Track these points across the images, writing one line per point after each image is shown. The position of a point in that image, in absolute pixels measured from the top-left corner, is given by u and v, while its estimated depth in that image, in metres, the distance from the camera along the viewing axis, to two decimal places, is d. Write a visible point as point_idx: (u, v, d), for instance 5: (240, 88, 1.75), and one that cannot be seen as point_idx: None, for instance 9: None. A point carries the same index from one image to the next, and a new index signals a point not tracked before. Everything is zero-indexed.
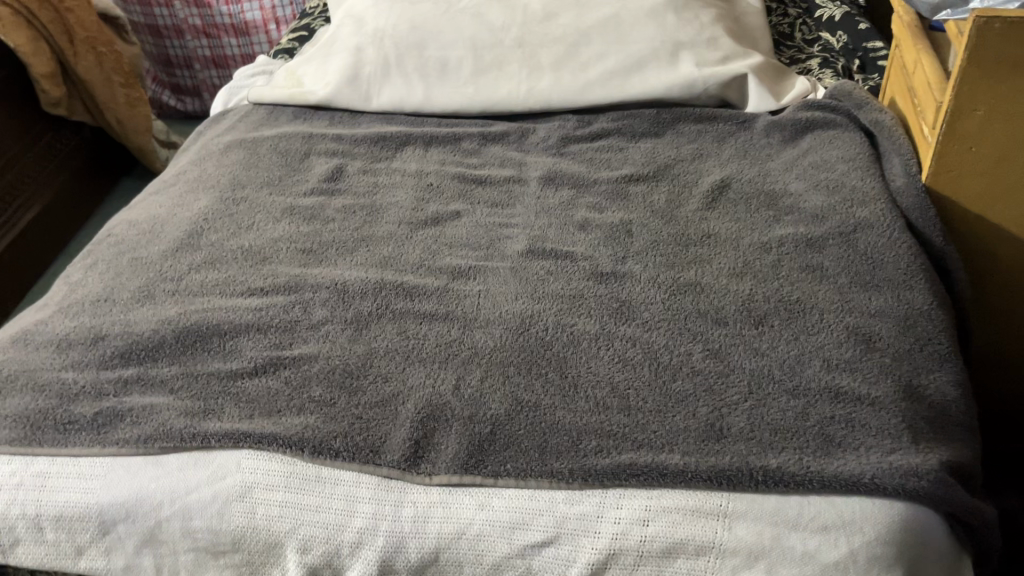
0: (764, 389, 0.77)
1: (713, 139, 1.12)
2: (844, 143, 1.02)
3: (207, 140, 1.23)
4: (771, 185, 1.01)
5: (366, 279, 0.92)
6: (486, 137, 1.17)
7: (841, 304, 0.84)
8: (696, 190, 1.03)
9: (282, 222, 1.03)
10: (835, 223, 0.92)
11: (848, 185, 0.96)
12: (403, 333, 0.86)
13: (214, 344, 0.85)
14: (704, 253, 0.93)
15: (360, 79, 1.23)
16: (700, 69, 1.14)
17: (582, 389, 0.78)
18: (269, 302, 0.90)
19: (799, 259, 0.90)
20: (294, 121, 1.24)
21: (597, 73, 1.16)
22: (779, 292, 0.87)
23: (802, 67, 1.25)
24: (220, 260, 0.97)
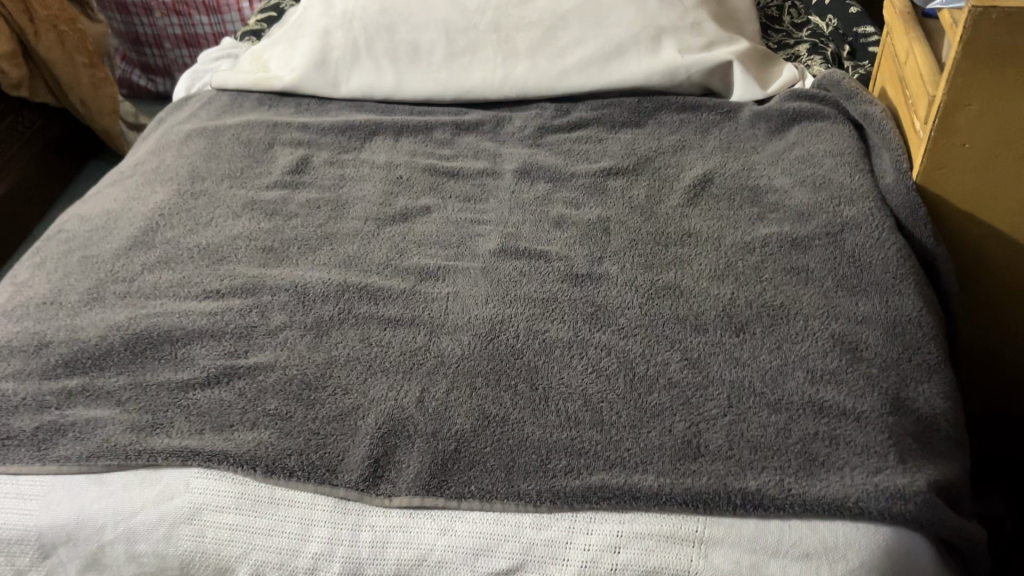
0: (745, 402, 0.73)
1: (696, 130, 1.07)
2: (832, 135, 0.98)
3: (167, 127, 1.17)
4: (755, 181, 0.97)
5: (328, 281, 0.87)
6: (459, 126, 1.12)
7: (826, 309, 0.80)
8: (677, 185, 0.98)
9: (242, 218, 0.97)
10: (822, 221, 0.88)
11: (836, 181, 0.91)
12: (366, 340, 0.81)
13: (164, 352, 0.81)
14: (684, 254, 0.89)
15: (328, 64, 1.17)
16: (683, 56, 1.09)
17: (553, 402, 0.74)
18: (225, 305, 0.85)
19: (783, 260, 0.86)
20: (259, 108, 1.18)
21: (575, 59, 1.11)
22: (762, 296, 0.82)
23: (790, 54, 1.19)
24: (175, 259, 0.92)
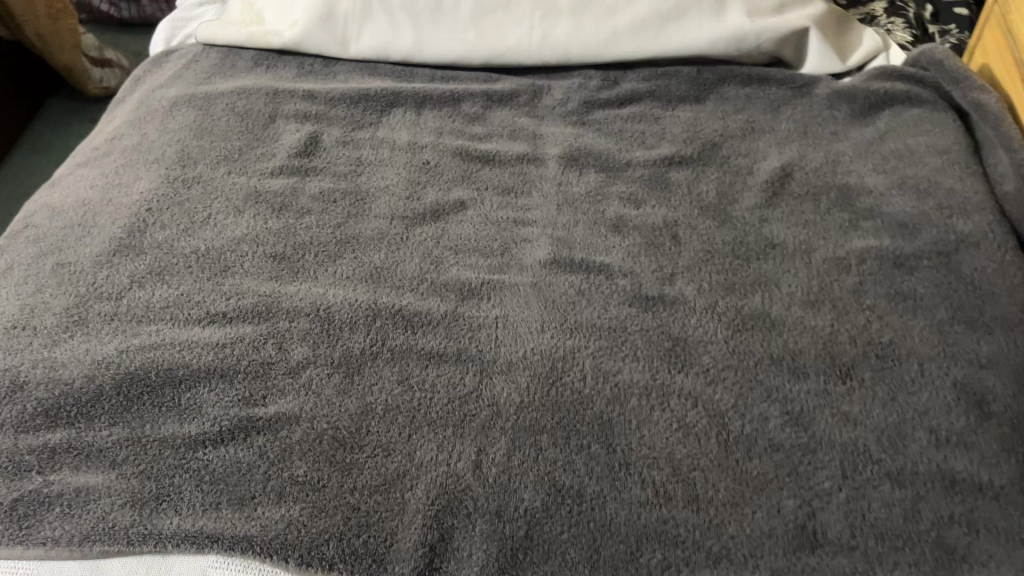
0: (862, 473, 0.62)
1: (766, 109, 0.93)
2: (932, 125, 0.84)
3: (147, 91, 1.00)
4: (843, 178, 0.84)
5: (355, 302, 0.74)
6: (491, 98, 0.97)
7: (943, 349, 0.69)
8: (752, 180, 0.85)
9: (246, 214, 0.83)
10: (931, 237, 0.76)
11: (944, 186, 0.79)
12: (405, 381, 0.69)
13: (165, 398, 0.67)
14: (770, 271, 0.77)
15: (335, 18, 1.00)
16: (752, 20, 0.94)
17: (635, 469, 0.63)
18: (235, 334, 0.72)
19: (886, 284, 0.74)
20: (255, 68, 1.01)
21: (626, 21, 0.96)
22: (865, 330, 0.71)
23: (864, 12, 1.05)
24: (169, 269, 0.78)
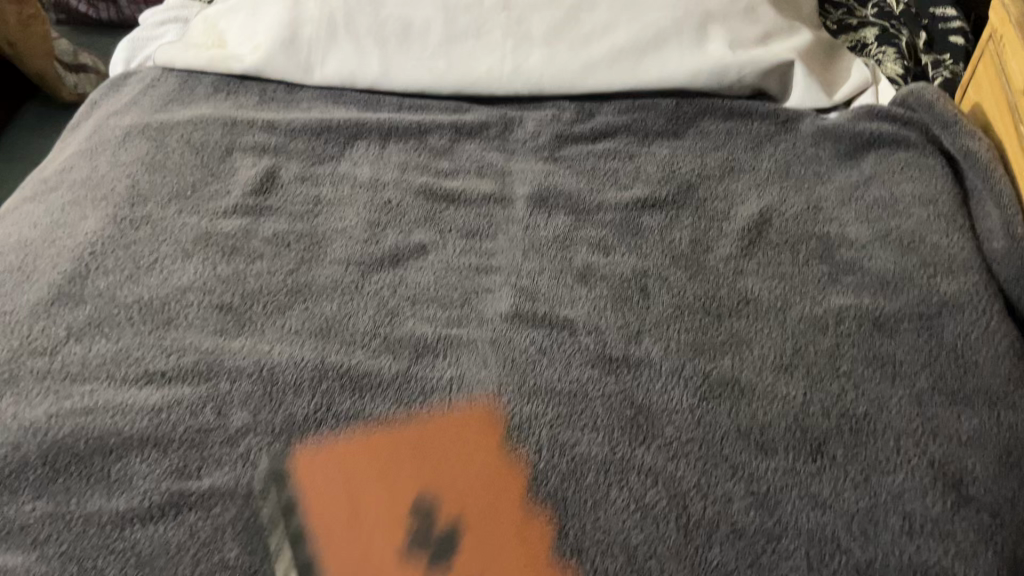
0: (829, 565, 0.58)
1: (747, 146, 0.88)
2: (920, 171, 0.80)
3: (101, 118, 0.95)
4: (825, 226, 0.79)
5: (300, 361, 0.70)
6: (460, 130, 0.92)
7: (921, 424, 0.65)
8: (728, 226, 0.81)
9: (194, 259, 0.79)
10: (912, 297, 0.71)
11: (929, 241, 0.74)
12: (349, 453, 0.65)
13: (94, 469, 0.64)
14: (742, 330, 0.72)
15: (299, 44, 0.95)
16: (733, 52, 0.89)
17: (588, 558, 0.59)
18: (173, 398, 0.68)
19: (864, 347, 0.70)
20: (215, 95, 0.97)
21: (602, 52, 0.91)
22: (840, 400, 0.67)
23: (854, 39, 1.00)
24: (109, 321, 0.74)
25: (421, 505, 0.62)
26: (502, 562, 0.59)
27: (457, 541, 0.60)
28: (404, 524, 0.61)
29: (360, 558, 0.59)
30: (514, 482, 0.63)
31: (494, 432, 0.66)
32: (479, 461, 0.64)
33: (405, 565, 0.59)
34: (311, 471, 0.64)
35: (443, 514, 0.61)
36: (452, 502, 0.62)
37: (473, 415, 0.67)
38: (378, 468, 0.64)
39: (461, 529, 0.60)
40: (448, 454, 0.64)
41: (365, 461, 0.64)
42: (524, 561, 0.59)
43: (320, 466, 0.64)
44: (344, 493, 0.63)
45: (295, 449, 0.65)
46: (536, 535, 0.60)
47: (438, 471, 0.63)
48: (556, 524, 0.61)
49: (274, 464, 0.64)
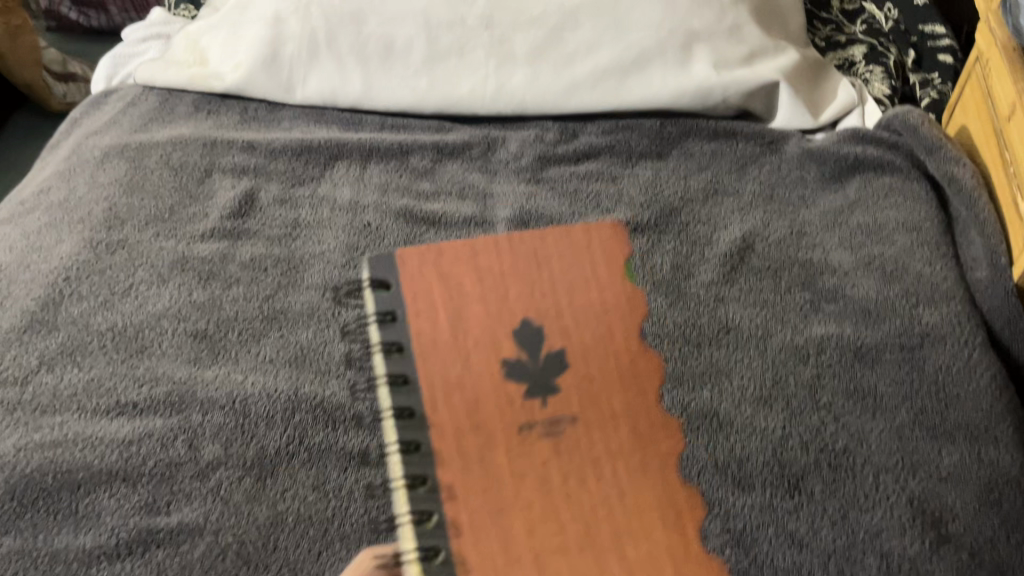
0: None
1: (732, 168, 0.87)
2: (904, 198, 0.79)
3: (80, 138, 0.95)
4: (808, 252, 0.78)
5: (272, 392, 0.69)
6: (442, 150, 0.91)
7: (901, 459, 0.64)
8: (710, 251, 0.80)
9: (169, 284, 0.78)
10: (895, 328, 0.70)
11: (912, 271, 0.73)
12: (320, 488, 0.64)
13: (62, 504, 0.64)
14: (722, 360, 0.71)
15: (279, 62, 0.94)
16: (719, 73, 0.88)
17: None
18: (144, 430, 0.67)
19: (845, 378, 0.69)
20: (196, 115, 0.96)
21: (586, 71, 0.90)
22: (820, 433, 0.66)
23: (842, 58, 0.99)
24: (81, 349, 0.73)
25: (536, 314, 0.55)
26: (607, 423, 0.52)
27: (566, 360, 0.53)
28: (522, 311, 0.55)
29: (475, 346, 0.53)
30: (619, 288, 0.58)
31: (620, 259, 0.59)
32: (595, 276, 0.58)
33: (535, 409, 0.51)
34: (426, 262, 0.56)
35: (555, 328, 0.54)
36: (566, 288, 0.56)
37: (599, 241, 0.59)
38: (502, 276, 0.56)
39: (563, 327, 0.55)
40: (568, 272, 0.57)
41: (488, 265, 0.56)
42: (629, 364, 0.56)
43: (451, 252, 0.57)
44: (469, 281, 0.56)
45: (422, 249, 0.57)
46: (633, 372, 0.55)
47: (551, 300, 0.55)
48: (653, 361, 0.57)
49: (379, 271, 0.56)
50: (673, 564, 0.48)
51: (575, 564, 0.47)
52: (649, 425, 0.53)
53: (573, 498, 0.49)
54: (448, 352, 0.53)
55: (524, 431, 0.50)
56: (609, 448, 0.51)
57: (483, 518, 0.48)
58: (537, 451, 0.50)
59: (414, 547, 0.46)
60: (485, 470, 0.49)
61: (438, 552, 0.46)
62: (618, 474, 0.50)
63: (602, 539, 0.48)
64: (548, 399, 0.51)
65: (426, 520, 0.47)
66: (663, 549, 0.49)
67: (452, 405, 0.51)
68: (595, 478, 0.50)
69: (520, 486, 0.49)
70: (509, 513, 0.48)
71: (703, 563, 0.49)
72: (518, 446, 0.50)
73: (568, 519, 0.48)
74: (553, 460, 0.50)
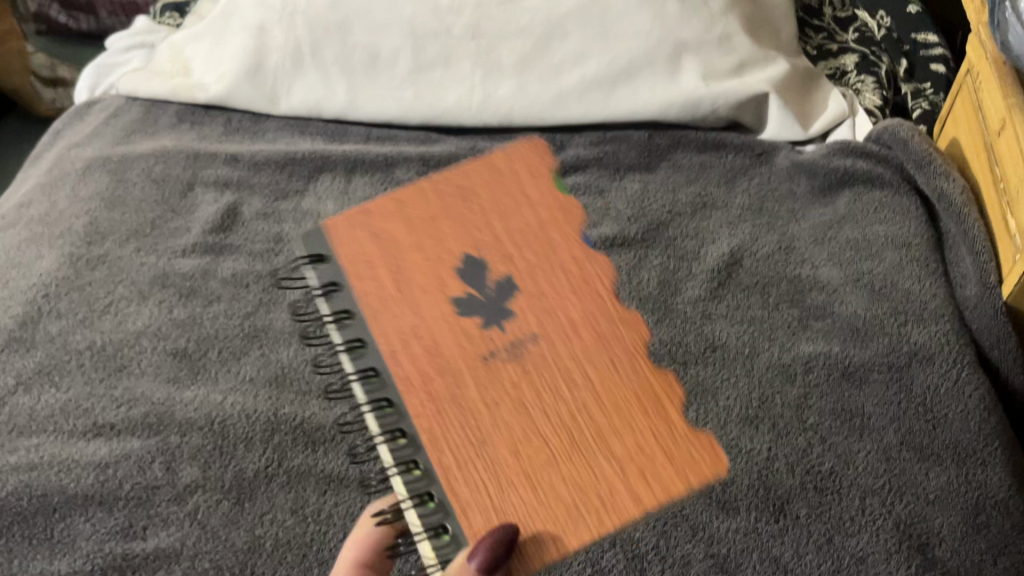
0: None
1: (721, 180, 0.86)
2: (894, 213, 0.78)
3: (63, 150, 0.94)
4: (796, 268, 0.77)
5: (251, 413, 0.68)
6: (428, 163, 0.89)
7: (888, 481, 0.63)
8: (698, 266, 0.79)
9: (149, 301, 0.77)
10: (882, 346, 0.69)
11: (901, 288, 0.72)
12: (298, 511, 0.63)
13: (37, 529, 0.63)
14: (707, 379, 0.70)
15: (264, 73, 0.93)
16: (707, 84, 0.87)
17: None
18: (121, 451, 0.66)
19: (832, 398, 0.68)
20: (179, 126, 0.96)
21: (573, 83, 0.89)
22: (805, 455, 0.65)
23: (833, 67, 0.98)
24: (60, 369, 0.72)
25: (473, 252, 0.50)
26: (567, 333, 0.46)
27: (516, 283, 0.48)
28: (456, 251, 0.50)
29: (422, 296, 0.49)
30: (553, 202, 0.52)
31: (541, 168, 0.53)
32: (520, 190, 0.52)
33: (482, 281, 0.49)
34: (361, 233, 0.53)
35: (497, 254, 0.50)
36: (489, 203, 0.52)
37: (518, 160, 0.53)
38: (433, 228, 0.52)
39: (507, 255, 0.49)
40: (493, 191, 0.52)
41: (416, 220, 0.52)
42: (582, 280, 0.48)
43: (382, 213, 0.53)
44: (403, 235, 0.52)
45: (354, 220, 0.53)
46: (581, 270, 0.49)
47: (485, 224, 0.51)
48: (599, 255, 0.49)
49: (312, 250, 0.53)
50: (665, 447, 0.43)
51: (570, 476, 0.42)
52: (610, 321, 0.46)
53: (553, 414, 0.44)
54: (399, 305, 0.49)
55: (487, 359, 0.46)
56: (575, 353, 0.46)
57: (466, 458, 0.44)
58: (503, 373, 0.45)
59: (424, 529, 0.42)
60: (465, 418, 0.44)
61: (447, 529, 0.42)
62: (586, 377, 0.45)
63: (597, 464, 0.43)
64: (503, 323, 0.47)
65: (429, 501, 0.43)
66: (658, 441, 0.43)
67: (413, 354, 0.47)
68: (567, 384, 0.45)
69: (499, 415, 0.44)
70: (492, 457, 0.43)
71: (691, 437, 0.43)
72: (485, 373, 0.45)
73: (553, 436, 0.44)
74: (524, 381, 0.45)
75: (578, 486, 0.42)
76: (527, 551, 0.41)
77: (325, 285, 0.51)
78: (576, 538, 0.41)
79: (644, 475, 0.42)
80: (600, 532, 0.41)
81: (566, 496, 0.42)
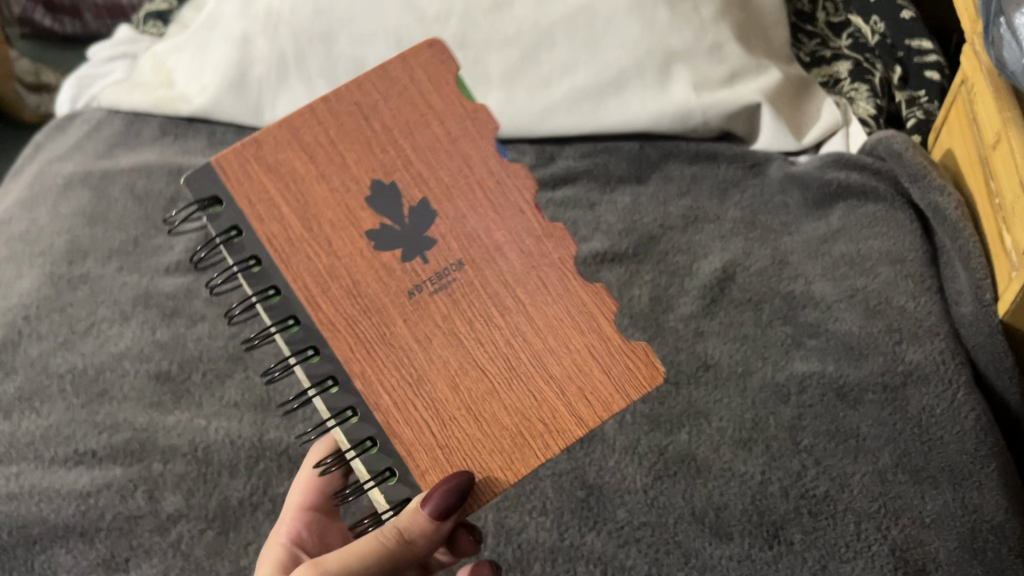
0: None
1: (713, 192, 0.85)
2: (888, 227, 0.77)
3: (44, 165, 0.93)
4: (790, 284, 0.76)
5: (236, 439, 0.67)
6: None
7: (882, 505, 0.62)
8: (690, 282, 0.78)
9: (132, 322, 0.76)
10: (876, 366, 0.68)
11: (896, 305, 0.71)
12: None
13: (17, 562, 0.62)
14: (699, 400, 0.69)
15: (248, 85, 0.92)
16: (699, 94, 0.86)
17: None
18: (102, 480, 0.65)
19: (826, 419, 0.67)
20: (162, 139, 0.95)
21: (562, 94, 0.88)
22: (799, 478, 0.64)
23: (827, 75, 0.97)
24: (40, 394, 0.71)
25: (380, 177, 0.49)
26: (494, 263, 0.49)
27: (435, 211, 0.49)
28: (361, 176, 0.48)
29: (329, 229, 0.47)
30: (459, 111, 0.50)
31: (441, 72, 0.51)
32: (424, 99, 0.50)
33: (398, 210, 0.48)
34: (246, 161, 0.48)
35: (407, 178, 0.49)
36: (391, 117, 0.49)
37: (417, 67, 0.50)
38: (330, 148, 0.48)
39: (419, 177, 0.49)
40: (394, 104, 0.49)
41: (310, 141, 0.48)
42: (501, 208, 0.49)
43: (268, 139, 0.48)
44: (297, 162, 0.48)
45: (239, 149, 0.48)
46: (498, 186, 0.50)
47: (392, 146, 0.49)
48: (513, 166, 0.50)
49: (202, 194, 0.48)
50: (596, 362, 0.48)
51: (511, 403, 0.47)
52: (536, 240, 0.49)
53: (486, 342, 0.48)
54: (306, 242, 0.47)
55: (414, 294, 0.47)
56: (501, 279, 0.48)
57: (405, 396, 0.46)
58: (430, 308, 0.47)
59: (370, 476, 0.46)
60: (399, 357, 0.47)
61: (394, 474, 0.46)
62: (516, 302, 0.48)
63: (535, 388, 0.47)
64: (426, 255, 0.48)
65: (370, 448, 0.46)
66: (590, 358, 0.48)
67: (332, 297, 0.47)
68: (499, 311, 0.48)
69: (432, 349, 0.47)
70: (430, 393, 0.46)
71: (623, 350, 0.48)
72: (413, 309, 0.47)
73: (489, 364, 0.47)
74: (456, 313, 0.48)
75: (520, 413, 0.47)
76: (479, 490, 0.45)
77: (224, 231, 0.47)
78: (523, 464, 0.46)
79: (583, 394, 0.47)
80: (545, 455, 0.46)
81: (510, 424, 0.46)
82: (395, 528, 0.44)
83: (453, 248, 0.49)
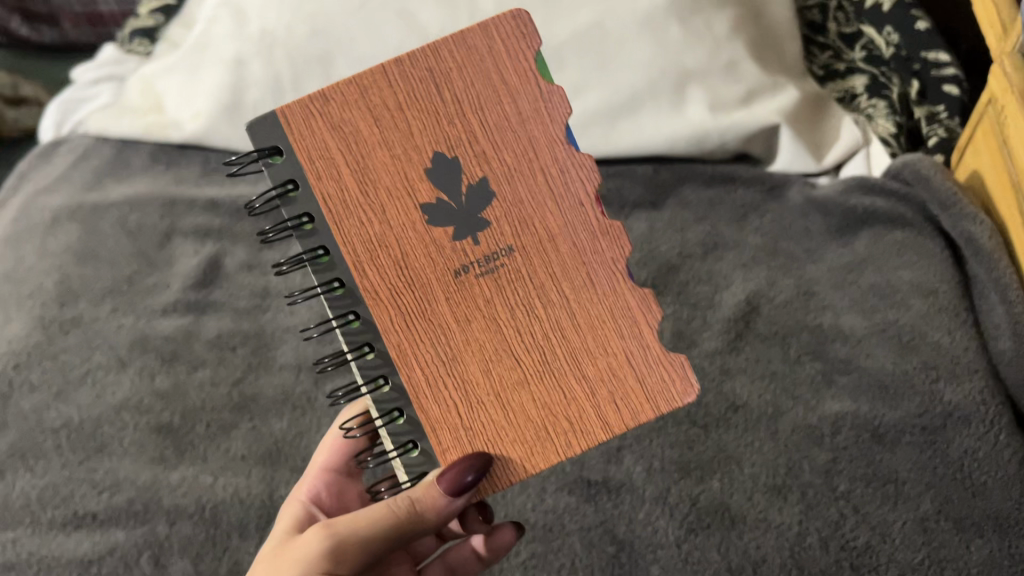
0: None
1: (732, 218, 0.82)
2: (918, 256, 0.74)
3: (30, 198, 0.89)
4: (817, 316, 0.73)
5: (245, 497, 0.63)
6: None
7: (926, 556, 0.59)
8: (713, 315, 0.75)
9: (129, 368, 0.72)
10: (914, 407, 0.66)
11: (929, 340, 0.69)
12: None
13: None
14: (730, 444, 0.67)
15: (241, 109, 0.87)
16: (714, 116, 0.82)
17: None
18: (105, 546, 0.61)
19: (862, 462, 0.64)
20: (153, 168, 0.91)
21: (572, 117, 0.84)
22: (839, 529, 0.61)
23: (842, 89, 0.94)
24: (35, 451, 0.67)
25: (443, 149, 0.46)
26: (546, 254, 0.47)
27: (492, 191, 0.47)
28: (423, 147, 0.46)
29: (383, 195, 0.46)
30: (535, 89, 0.47)
31: (525, 47, 0.47)
32: (501, 74, 0.47)
33: (454, 188, 0.46)
34: (310, 114, 0.46)
35: (470, 153, 0.46)
36: (461, 88, 0.46)
37: (497, 36, 0.46)
38: (397, 112, 0.46)
39: (482, 154, 0.47)
40: (468, 74, 0.46)
41: (377, 102, 0.46)
42: (564, 199, 0.47)
43: (333, 94, 0.46)
44: (361, 122, 0.46)
45: (303, 100, 0.46)
46: (562, 175, 0.47)
47: (457, 119, 0.46)
48: (584, 156, 0.47)
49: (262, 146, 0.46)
50: (634, 370, 0.47)
51: (540, 398, 0.47)
52: (592, 236, 0.47)
53: (526, 332, 0.47)
54: (360, 207, 0.46)
55: (460, 275, 0.46)
56: (552, 271, 0.47)
57: (437, 373, 0.47)
58: (473, 291, 0.47)
59: (393, 445, 0.47)
60: (437, 334, 0.46)
61: (416, 446, 0.47)
62: (561, 296, 0.47)
63: (568, 387, 0.47)
64: (477, 236, 0.47)
65: (398, 418, 0.47)
66: (628, 365, 0.48)
67: (380, 266, 0.46)
68: (544, 304, 0.47)
69: (471, 331, 0.47)
70: (462, 375, 0.47)
71: (664, 364, 0.48)
72: (457, 289, 0.46)
73: (525, 355, 0.47)
74: (500, 300, 0.47)
75: (547, 409, 0.47)
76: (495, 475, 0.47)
77: (281, 184, 0.46)
78: (541, 457, 0.47)
79: (615, 402, 0.47)
80: (565, 453, 0.47)
81: (536, 417, 0.47)
82: (408, 498, 0.46)
83: (505, 232, 0.47)
